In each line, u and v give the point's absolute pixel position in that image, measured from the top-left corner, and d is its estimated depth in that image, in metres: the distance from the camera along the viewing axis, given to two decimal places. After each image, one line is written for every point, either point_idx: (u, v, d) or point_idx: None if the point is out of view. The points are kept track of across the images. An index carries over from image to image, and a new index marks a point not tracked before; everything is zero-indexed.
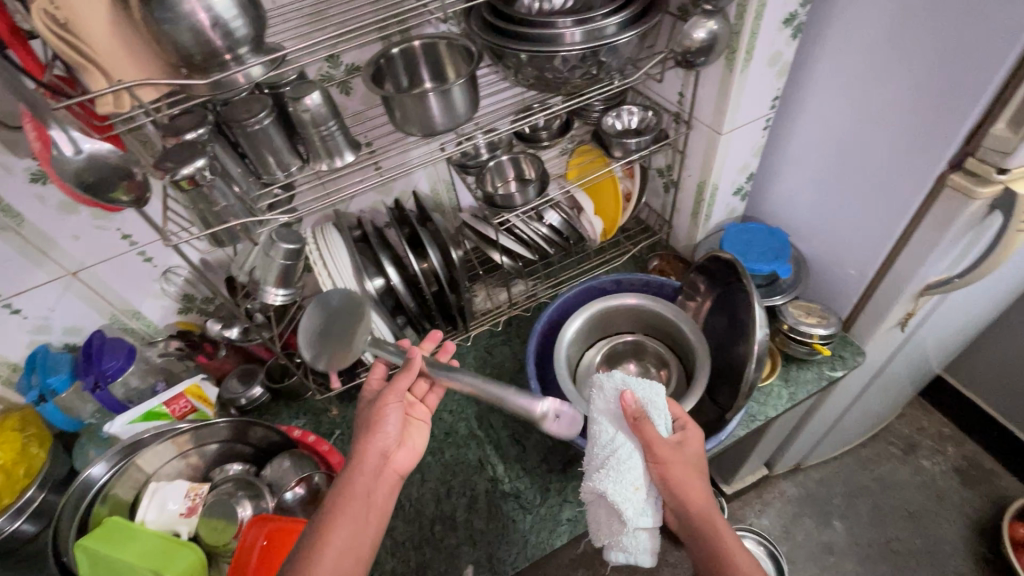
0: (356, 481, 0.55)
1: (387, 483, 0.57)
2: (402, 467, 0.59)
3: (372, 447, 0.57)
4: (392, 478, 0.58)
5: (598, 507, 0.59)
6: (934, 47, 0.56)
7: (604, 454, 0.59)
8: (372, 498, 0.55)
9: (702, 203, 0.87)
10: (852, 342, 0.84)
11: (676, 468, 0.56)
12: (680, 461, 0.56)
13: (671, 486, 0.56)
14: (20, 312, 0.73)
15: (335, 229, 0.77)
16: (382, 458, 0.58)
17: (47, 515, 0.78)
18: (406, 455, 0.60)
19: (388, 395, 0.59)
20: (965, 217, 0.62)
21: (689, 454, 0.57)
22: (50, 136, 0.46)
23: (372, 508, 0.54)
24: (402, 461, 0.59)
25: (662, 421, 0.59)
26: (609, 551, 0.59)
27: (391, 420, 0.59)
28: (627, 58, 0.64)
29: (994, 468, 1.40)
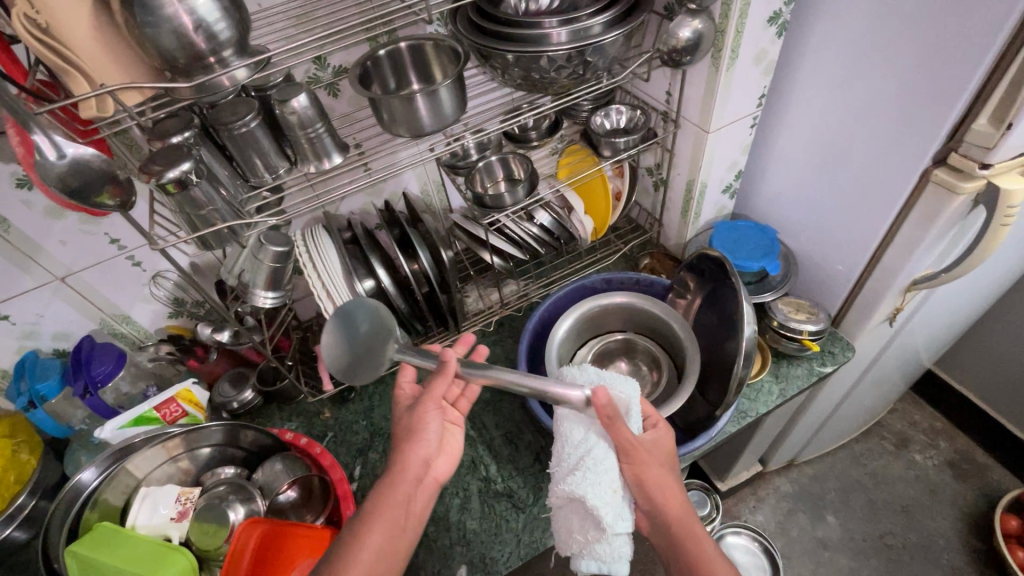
0: (398, 488, 0.54)
1: (424, 491, 0.58)
2: (440, 475, 0.60)
3: (417, 454, 0.56)
4: (429, 486, 0.59)
5: (571, 512, 0.58)
6: (916, 45, 0.57)
7: (578, 455, 0.58)
8: (411, 506, 0.55)
9: (691, 201, 0.87)
10: (841, 337, 0.85)
11: (651, 469, 0.56)
12: (656, 462, 0.57)
13: (647, 488, 0.56)
14: (8, 318, 0.73)
15: (324, 231, 0.76)
16: (423, 466, 0.57)
17: (37, 521, 0.78)
18: (445, 462, 0.61)
19: (429, 400, 0.58)
20: (949, 212, 0.63)
21: (663, 454, 0.58)
22: (32, 140, 0.45)
23: (410, 516, 0.55)
24: (441, 469, 0.60)
25: (635, 420, 0.59)
26: (581, 559, 0.58)
27: (433, 426, 0.58)
28: (613, 58, 0.64)
29: (986, 461, 1.41)
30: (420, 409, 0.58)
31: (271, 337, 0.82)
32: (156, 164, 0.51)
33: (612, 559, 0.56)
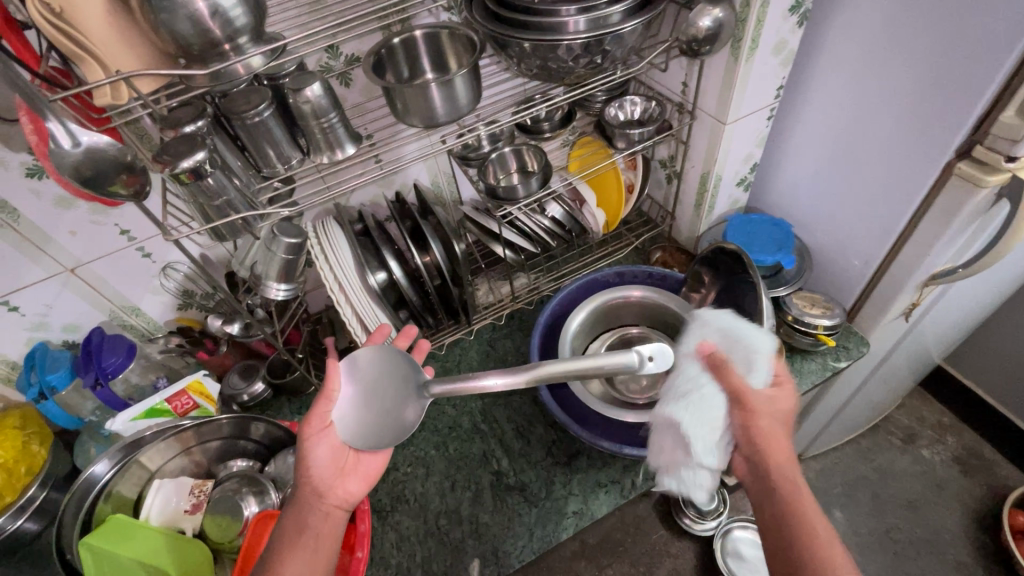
0: (306, 515, 0.55)
1: (333, 517, 0.56)
2: (351, 498, 0.58)
3: (314, 486, 0.56)
4: (337, 513, 0.57)
5: (665, 432, 0.59)
6: (941, 32, 0.56)
7: (686, 387, 0.57)
8: (320, 532, 0.54)
9: (706, 194, 0.86)
10: (856, 332, 0.84)
11: (761, 422, 0.53)
12: (772, 415, 0.54)
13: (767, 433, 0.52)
14: (18, 309, 0.73)
15: (336, 224, 0.74)
16: (327, 495, 0.56)
17: (49, 512, 0.78)
18: (355, 484, 0.59)
19: (310, 427, 0.57)
20: (970, 207, 0.62)
21: (783, 411, 0.54)
22: (46, 128, 0.45)
23: (322, 538, 0.54)
24: (350, 493, 0.58)
25: (758, 374, 0.56)
26: (664, 476, 0.60)
27: (321, 455, 0.57)
28: (631, 47, 0.63)
29: (994, 457, 1.41)
30: (302, 442, 0.57)
31: (282, 329, 0.81)
32: (169, 154, 0.50)
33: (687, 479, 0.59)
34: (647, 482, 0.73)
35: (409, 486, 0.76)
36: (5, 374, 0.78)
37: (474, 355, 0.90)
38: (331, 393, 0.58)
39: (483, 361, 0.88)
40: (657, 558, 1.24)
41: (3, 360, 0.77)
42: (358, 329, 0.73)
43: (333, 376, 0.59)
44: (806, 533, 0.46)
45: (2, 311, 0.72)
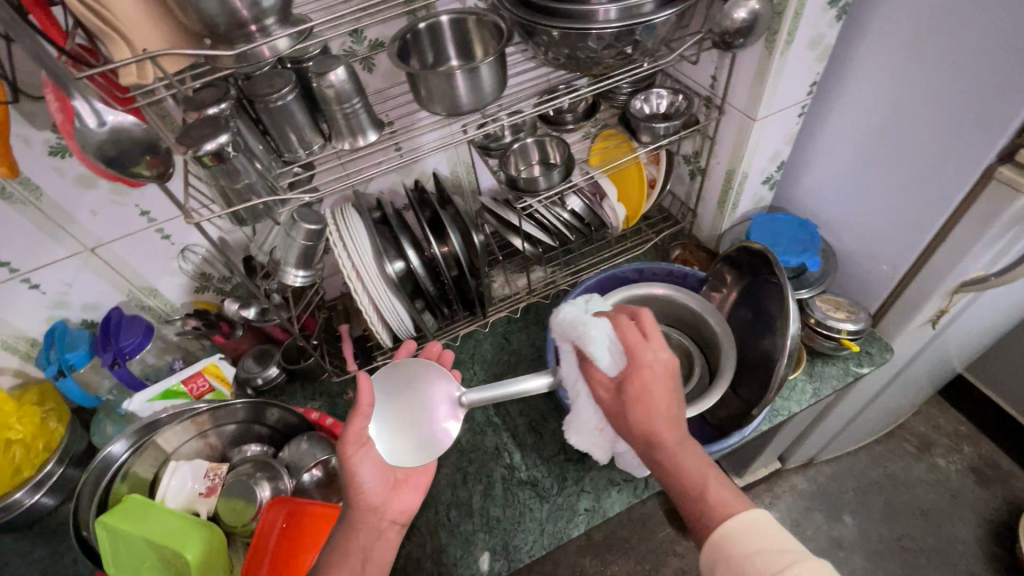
0: (357, 534, 0.57)
1: (387, 533, 0.59)
2: (404, 512, 0.61)
3: (366, 505, 0.58)
4: (389, 529, 0.60)
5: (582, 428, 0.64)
6: (989, 32, 0.54)
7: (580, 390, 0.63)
8: (370, 552, 0.57)
9: (730, 191, 0.84)
10: (879, 338, 0.82)
11: (623, 411, 0.54)
12: (633, 397, 0.54)
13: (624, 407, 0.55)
14: (38, 287, 0.73)
15: (355, 211, 0.73)
16: (380, 511, 0.60)
17: (66, 488, 0.79)
18: (408, 496, 0.62)
19: (349, 448, 0.57)
20: (1009, 213, 0.60)
21: (635, 391, 0.53)
22: (72, 107, 0.44)
23: (371, 560, 0.56)
24: (402, 505, 0.61)
25: (602, 355, 0.56)
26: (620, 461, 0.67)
27: (369, 475, 0.59)
28: (663, 38, 0.61)
29: (1011, 469, 1.38)
30: (344, 462, 0.57)
31: (298, 316, 0.81)
32: (192, 136, 0.49)
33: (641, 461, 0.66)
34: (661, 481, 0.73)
35: None
36: (25, 350, 0.79)
37: (488, 348, 0.89)
38: (366, 410, 0.57)
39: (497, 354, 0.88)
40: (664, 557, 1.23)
41: (23, 337, 0.77)
42: (374, 318, 0.74)
43: (363, 393, 0.56)
44: (701, 502, 0.50)
45: (23, 288, 0.72)
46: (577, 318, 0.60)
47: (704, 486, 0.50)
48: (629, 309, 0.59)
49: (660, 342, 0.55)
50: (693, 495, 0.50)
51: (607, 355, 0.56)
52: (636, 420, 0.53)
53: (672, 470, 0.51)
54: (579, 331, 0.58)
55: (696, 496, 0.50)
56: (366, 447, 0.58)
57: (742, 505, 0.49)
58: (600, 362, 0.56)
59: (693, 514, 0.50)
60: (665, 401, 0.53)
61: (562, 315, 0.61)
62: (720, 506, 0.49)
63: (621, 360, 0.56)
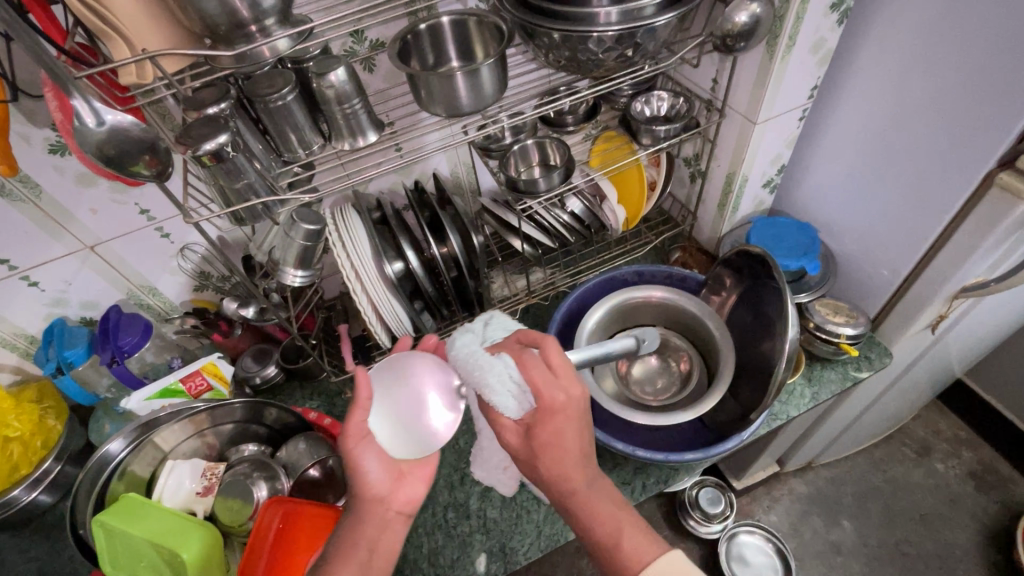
0: (363, 525, 0.55)
1: (392, 525, 0.57)
2: (411, 502, 0.58)
3: (371, 497, 0.56)
4: (395, 520, 0.57)
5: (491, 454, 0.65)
6: (994, 36, 0.53)
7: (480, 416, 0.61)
8: (377, 543, 0.55)
9: (730, 195, 0.84)
10: (879, 342, 0.82)
11: (535, 456, 0.51)
12: (543, 443, 0.50)
13: (534, 454, 0.51)
14: (37, 284, 0.73)
15: (354, 211, 0.73)
16: (386, 501, 0.57)
17: (63, 486, 0.79)
18: (414, 487, 0.59)
19: (351, 440, 0.55)
20: (1010, 219, 0.60)
21: (546, 437, 0.50)
22: (72, 106, 0.44)
23: (377, 554, 0.55)
24: (409, 495, 0.58)
25: (504, 401, 0.50)
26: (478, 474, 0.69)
27: (375, 466, 0.56)
28: (663, 42, 0.61)
29: (1010, 474, 1.38)
30: (346, 453, 0.55)
31: (297, 316, 0.81)
32: (192, 136, 0.49)
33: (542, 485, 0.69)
34: (659, 484, 0.73)
35: None
36: (24, 348, 0.79)
37: None
38: (365, 403, 0.54)
39: None
40: None
41: (22, 335, 0.77)
42: (373, 319, 0.74)
43: (363, 386, 0.55)
44: (611, 550, 0.49)
45: (22, 285, 0.72)
46: (471, 355, 0.53)
47: (619, 534, 0.49)
48: (521, 332, 0.54)
49: (570, 378, 0.50)
50: (608, 546, 0.49)
51: (511, 398, 0.50)
52: (547, 469, 0.50)
53: (588, 519, 0.50)
54: (478, 373, 0.51)
55: (611, 547, 0.49)
56: (370, 439, 0.55)
57: (655, 548, 0.49)
58: (508, 410, 0.51)
59: (610, 566, 0.49)
60: (574, 447, 0.50)
61: (458, 350, 0.54)
62: (635, 551, 0.48)
63: (527, 402, 0.50)
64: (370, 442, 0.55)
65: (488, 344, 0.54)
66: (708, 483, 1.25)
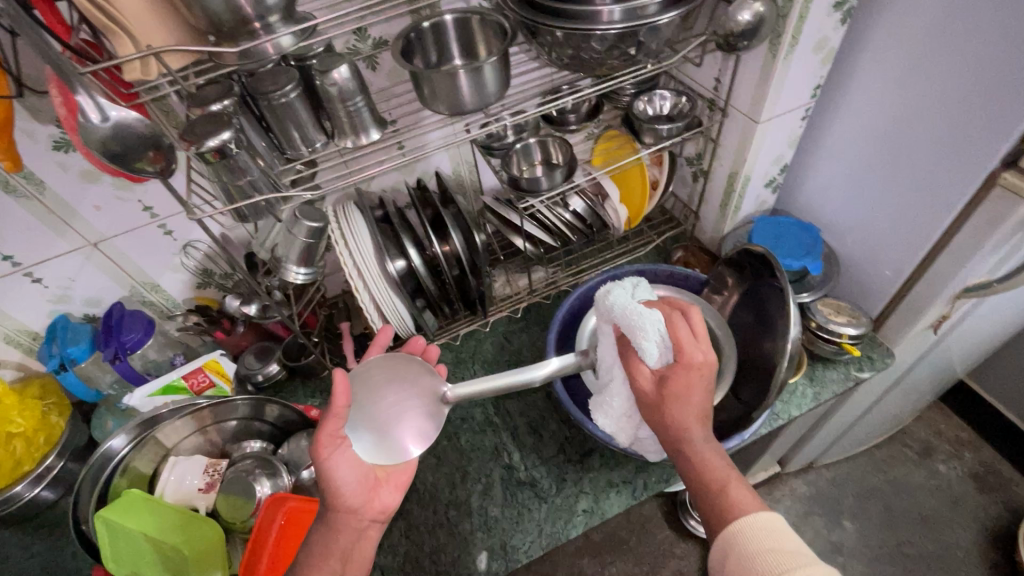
0: (337, 536, 0.56)
1: (367, 532, 0.58)
2: (385, 509, 0.60)
3: (344, 508, 0.56)
4: (368, 527, 0.58)
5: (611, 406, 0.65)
6: (999, 35, 0.53)
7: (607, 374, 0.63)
8: (352, 552, 0.56)
9: (732, 194, 0.84)
10: (881, 342, 0.82)
11: (660, 402, 0.54)
12: (670, 389, 0.53)
13: (659, 401, 0.54)
14: (41, 281, 0.73)
15: (356, 209, 0.73)
16: (360, 511, 0.58)
17: (66, 482, 0.79)
18: (387, 494, 0.60)
19: (323, 449, 0.55)
20: (1013, 219, 0.60)
21: (677, 389, 0.53)
22: (76, 102, 0.44)
23: (350, 562, 0.56)
24: (383, 503, 0.59)
25: (649, 347, 0.55)
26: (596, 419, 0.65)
27: (348, 476, 0.56)
28: (667, 40, 0.61)
29: (1012, 476, 1.37)
30: (317, 465, 0.55)
31: (299, 314, 0.81)
32: (196, 132, 0.50)
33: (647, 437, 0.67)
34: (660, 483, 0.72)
35: (419, 475, 0.76)
36: (28, 345, 0.80)
37: (489, 348, 0.89)
38: (339, 413, 0.54)
39: (497, 354, 0.88)
40: (662, 558, 1.23)
41: (25, 331, 0.78)
42: (373, 314, 0.75)
43: (340, 394, 0.53)
44: (721, 501, 0.49)
45: (25, 282, 0.72)
46: (626, 309, 0.59)
47: (729, 489, 0.50)
48: (668, 299, 0.61)
49: (705, 339, 0.56)
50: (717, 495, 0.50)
51: (658, 347, 0.55)
52: (672, 419, 0.53)
53: (704, 469, 0.51)
54: (634, 319, 0.57)
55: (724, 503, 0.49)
56: (341, 448, 0.56)
57: (760, 508, 0.48)
58: (647, 355, 0.55)
59: (716, 516, 0.49)
60: (699, 400, 0.53)
61: (610, 302, 0.61)
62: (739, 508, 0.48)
63: (668, 354, 0.55)
64: (340, 454, 0.56)
65: (640, 300, 0.61)
66: None
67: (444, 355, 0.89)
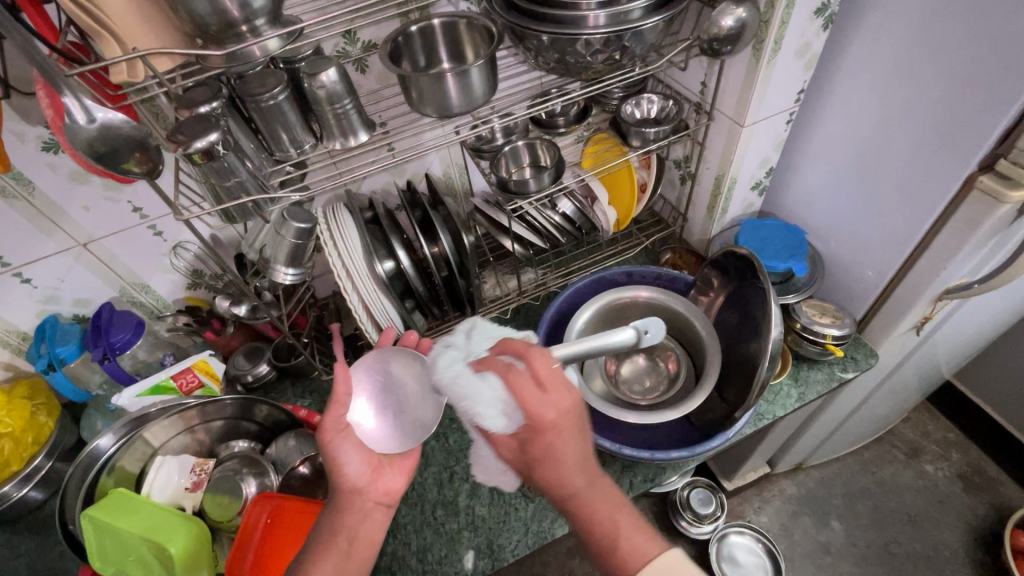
0: (343, 517, 0.56)
1: (372, 514, 0.57)
2: (390, 492, 0.59)
3: (349, 488, 0.57)
4: (375, 509, 0.58)
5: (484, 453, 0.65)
6: (978, 40, 0.54)
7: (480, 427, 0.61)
8: (357, 533, 0.56)
9: (719, 197, 0.85)
10: (865, 343, 0.83)
11: (536, 462, 0.51)
12: (537, 455, 0.51)
13: (529, 466, 0.53)
14: (30, 281, 0.74)
15: (346, 210, 0.74)
16: (366, 492, 0.58)
17: (54, 482, 0.79)
18: (393, 476, 0.60)
19: (327, 434, 0.56)
20: (991, 221, 0.61)
21: (537, 452, 0.51)
22: (64, 103, 0.45)
23: (359, 543, 0.55)
24: (386, 485, 0.59)
25: (494, 420, 0.52)
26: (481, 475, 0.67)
27: (353, 458, 0.57)
28: (651, 45, 0.62)
29: (999, 476, 1.39)
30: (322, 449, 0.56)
31: (288, 314, 0.81)
32: (183, 134, 0.50)
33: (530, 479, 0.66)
34: (646, 483, 0.73)
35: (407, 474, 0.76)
36: (17, 345, 0.80)
37: None
38: (341, 398, 0.56)
39: None
40: None
41: (15, 332, 0.78)
42: (363, 317, 0.74)
43: (341, 380, 0.57)
44: (615, 553, 0.49)
45: (14, 282, 0.73)
46: (455, 377, 0.56)
47: (618, 540, 0.49)
48: (505, 345, 0.55)
49: (563, 387, 0.52)
50: (606, 544, 0.50)
51: (500, 417, 0.52)
52: (546, 478, 0.51)
53: (589, 519, 0.51)
54: (467, 391, 0.54)
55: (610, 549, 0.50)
56: (346, 431, 0.57)
57: (659, 550, 0.49)
58: (498, 425, 0.52)
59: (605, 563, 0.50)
60: (564, 459, 0.50)
61: (441, 371, 0.57)
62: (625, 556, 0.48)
63: (516, 417, 0.51)
64: (346, 437, 0.57)
65: (471, 359, 0.57)
66: (699, 483, 1.26)
67: None
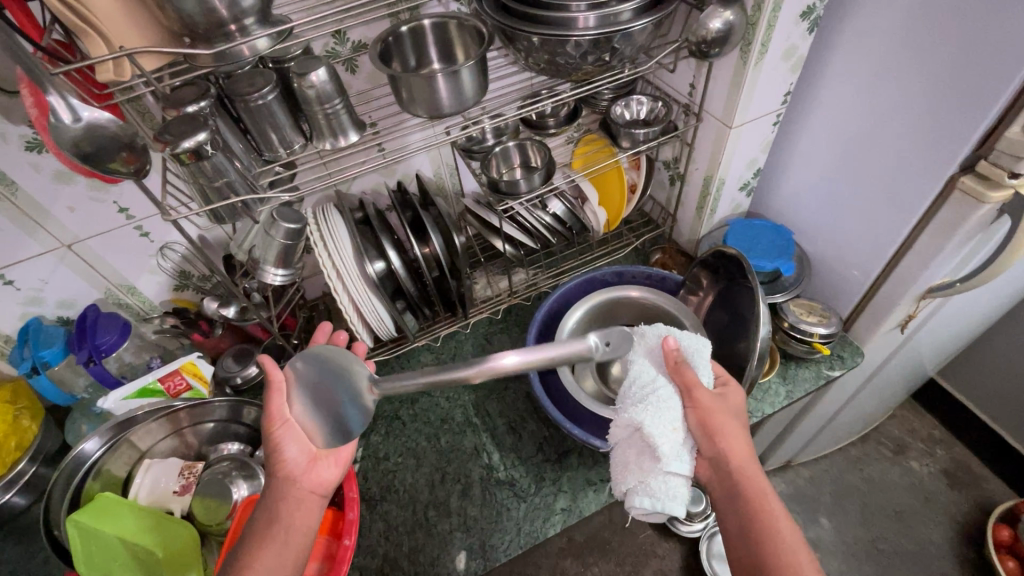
0: (279, 507, 0.55)
1: (307, 505, 0.57)
2: (324, 484, 0.59)
3: (285, 475, 0.56)
4: (312, 500, 0.57)
5: (629, 447, 0.57)
6: (959, 46, 0.55)
7: (643, 391, 0.57)
8: (293, 521, 0.55)
9: (708, 197, 0.86)
10: (851, 342, 0.84)
11: (724, 419, 0.55)
12: (730, 413, 0.56)
13: (710, 433, 0.55)
14: (13, 283, 0.72)
15: (336, 211, 0.73)
16: (302, 483, 0.57)
17: (37, 488, 0.78)
18: (329, 468, 0.60)
19: (275, 425, 0.57)
20: (972, 221, 0.62)
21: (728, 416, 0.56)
22: (48, 102, 0.44)
23: (293, 531, 0.54)
24: (324, 478, 0.59)
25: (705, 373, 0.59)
26: (634, 497, 0.54)
27: (290, 449, 0.57)
28: (640, 47, 0.62)
29: (982, 472, 1.42)
30: (268, 437, 0.57)
31: (278, 314, 0.81)
32: (170, 133, 0.50)
33: (665, 498, 0.53)
34: None
35: (399, 476, 0.76)
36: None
37: (469, 349, 0.90)
38: (280, 387, 0.56)
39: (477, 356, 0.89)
40: (643, 558, 1.23)
41: None
42: (354, 317, 0.75)
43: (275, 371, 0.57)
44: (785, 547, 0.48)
45: None
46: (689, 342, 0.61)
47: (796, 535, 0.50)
48: None
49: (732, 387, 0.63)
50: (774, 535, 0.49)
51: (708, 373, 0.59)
52: (730, 446, 0.54)
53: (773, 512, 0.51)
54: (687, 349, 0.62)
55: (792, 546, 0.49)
56: (291, 423, 0.57)
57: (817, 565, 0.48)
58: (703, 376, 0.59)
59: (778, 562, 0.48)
60: (746, 435, 0.55)
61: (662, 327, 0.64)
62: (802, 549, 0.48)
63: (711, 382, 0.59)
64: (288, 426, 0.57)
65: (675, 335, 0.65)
66: None
67: (425, 356, 0.89)
